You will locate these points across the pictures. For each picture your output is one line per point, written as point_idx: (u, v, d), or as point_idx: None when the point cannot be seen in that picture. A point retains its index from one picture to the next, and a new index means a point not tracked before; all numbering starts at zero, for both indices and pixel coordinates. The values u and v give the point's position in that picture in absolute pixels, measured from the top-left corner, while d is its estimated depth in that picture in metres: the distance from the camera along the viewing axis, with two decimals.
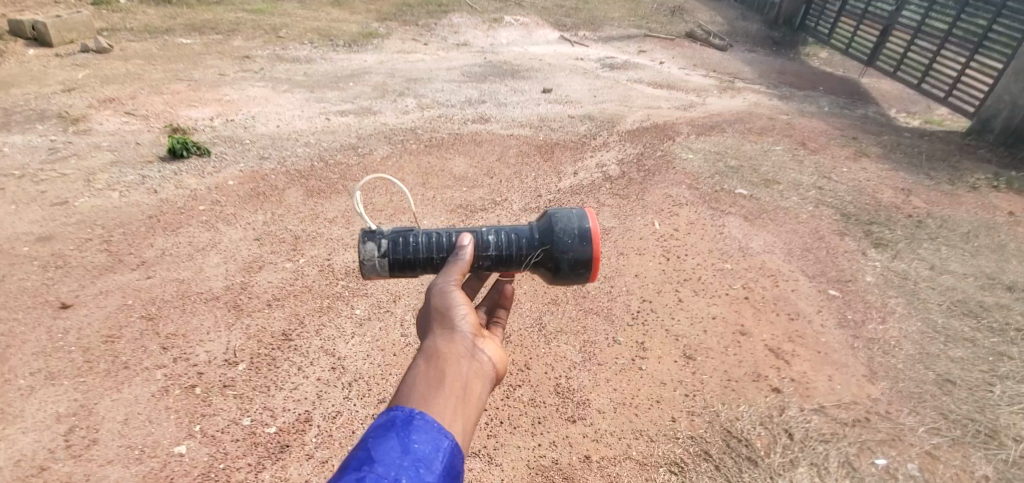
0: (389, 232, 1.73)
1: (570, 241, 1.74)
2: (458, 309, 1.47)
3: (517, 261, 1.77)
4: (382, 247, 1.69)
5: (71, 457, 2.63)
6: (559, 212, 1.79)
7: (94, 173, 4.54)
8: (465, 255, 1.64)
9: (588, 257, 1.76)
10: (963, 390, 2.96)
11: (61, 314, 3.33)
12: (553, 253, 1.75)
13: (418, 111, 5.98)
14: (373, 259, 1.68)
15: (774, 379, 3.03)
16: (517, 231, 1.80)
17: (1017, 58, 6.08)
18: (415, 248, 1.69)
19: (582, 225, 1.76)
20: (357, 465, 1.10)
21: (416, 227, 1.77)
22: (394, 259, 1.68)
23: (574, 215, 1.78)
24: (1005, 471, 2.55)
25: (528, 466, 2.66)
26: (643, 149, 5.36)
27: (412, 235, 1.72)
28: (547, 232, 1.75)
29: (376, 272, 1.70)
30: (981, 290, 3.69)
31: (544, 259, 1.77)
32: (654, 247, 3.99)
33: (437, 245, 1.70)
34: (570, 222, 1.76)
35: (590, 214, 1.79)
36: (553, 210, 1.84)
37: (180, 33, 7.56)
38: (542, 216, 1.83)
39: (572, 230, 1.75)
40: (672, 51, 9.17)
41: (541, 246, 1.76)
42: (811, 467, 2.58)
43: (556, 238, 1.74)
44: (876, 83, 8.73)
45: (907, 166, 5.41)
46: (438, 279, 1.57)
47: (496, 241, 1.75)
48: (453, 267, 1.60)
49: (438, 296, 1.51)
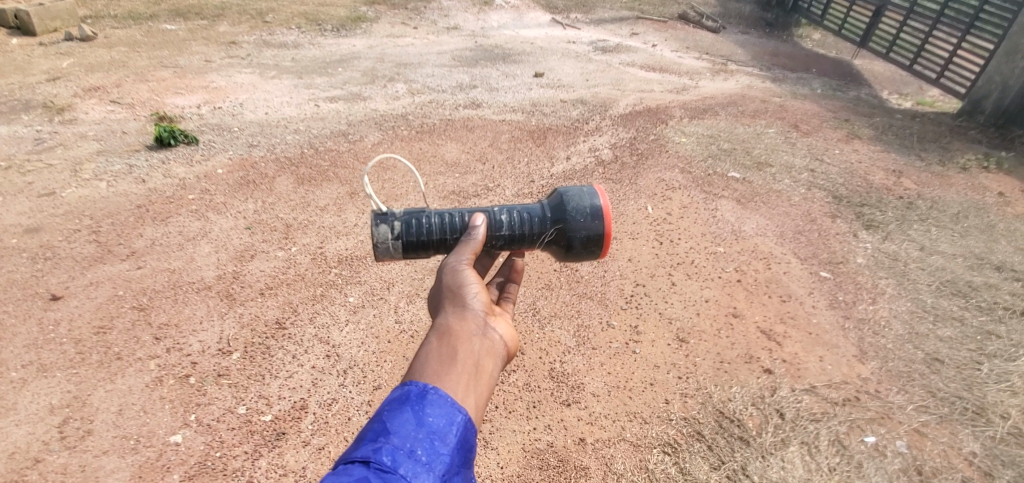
0: (401, 214, 1.70)
1: (583, 219, 1.75)
2: (470, 287, 1.47)
3: (530, 241, 1.77)
4: (396, 230, 1.67)
5: (66, 448, 2.62)
6: (569, 190, 1.79)
7: (80, 163, 4.48)
8: (478, 235, 1.63)
9: (600, 234, 1.76)
10: (951, 369, 3.00)
11: (52, 306, 3.31)
12: (565, 232, 1.75)
13: (408, 97, 5.92)
14: (387, 242, 1.66)
15: (766, 360, 3.05)
16: (528, 211, 1.79)
17: (1009, 38, 6.07)
18: (429, 230, 1.68)
19: (594, 202, 1.77)
20: (372, 437, 1.09)
21: (428, 208, 1.75)
22: (407, 241, 1.67)
23: (585, 192, 1.79)
24: (992, 448, 2.60)
25: (523, 450, 2.68)
26: (636, 133, 5.34)
27: (425, 217, 1.70)
28: (559, 211, 1.75)
29: (390, 255, 1.69)
30: (971, 270, 3.73)
31: (557, 238, 1.78)
32: (647, 231, 3.99)
33: (450, 227, 1.68)
34: (581, 200, 1.76)
35: (601, 191, 1.80)
36: (562, 189, 1.84)
37: (164, 18, 7.42)
38: (552, 195, 1.83)
39: (584, 208, 1.76)
40: (665, 33, 9.09)
41: (554, 225, 1.76)
42: (802, 446, 2.61)
43: (569, 217, 1.75)
44: (869, 64, 8.72)
45: (898, 148, 5.42)
46: (450, 258, 1.57)
47: (509, 221, 1.74)
48: (466, 246, 1.60)
49: (450, 274, 1.51)
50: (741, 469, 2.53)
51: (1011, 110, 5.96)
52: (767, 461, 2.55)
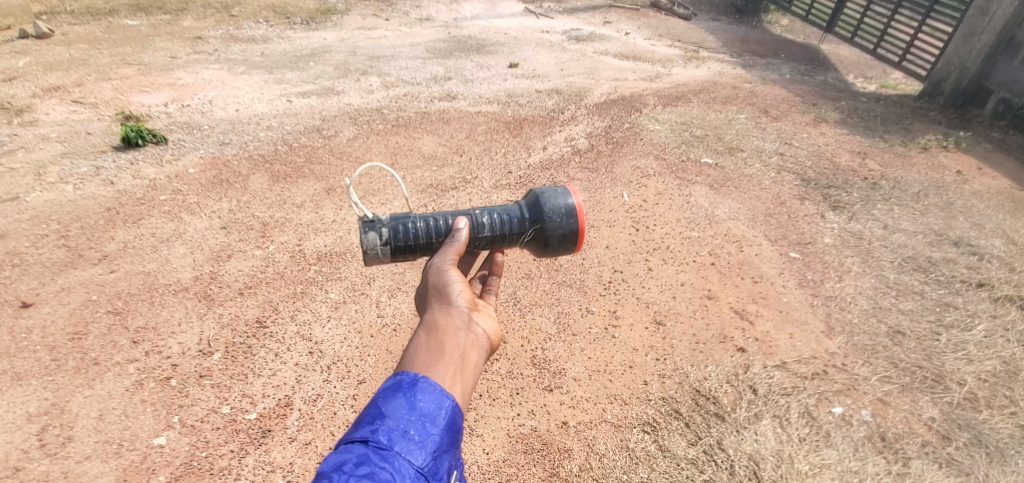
0: (388, 220, 1.72)
1: (559, 219, 1.81)
2: (455, 286, 1.51)
3: (510, 240, 1.82)
4: (383, 236, 1.69)
5: (47, 455, 2.60)
6: (545, 190, 1.85)
7: (44, 166, 4.36)
8: (461, 237, 1.67)
9: (575, 231, 1.83)
10: (912, 341, 3.14)
11: (23, 314, 3.24)
12: (543, 231, 1.81)
13: (383, 90, 5.89)
14: (376, 248, 1.69)
15: (739, 339, 3.16)
16: (507, 212, 1.84)
17: (965, 19, 6.23)
18: (415, 235, 1.70)
19: (568, 201, 1.83)
20: (370, 419, 1.16)
21: (413, 212, 1.77)
22: (396, 246, 1.70)
23: (561, 192, 1.85)
24: (950, 413, 2.76)
25: (507, 435, 2.74)
26: (611, 122, 5.41)
27: (411, 221, 1.73)
28: (536, 213, 1.82)
29: (379, 259, 1.72)
30: (930, 246, 3.90)
31: (535, 237, 1.83)
32: (624, 219, 4.07)
33: (435, 230, 1.72)
34: (557, 200, 1.82)
35: (574, 190, 1.85)
36: (535, 190, 1.89)
37: (124, 14, 7.22)
38: (526, 198, 1.88)
39: (559, 208, 1.81)
40: (637, 21, 9.16)
41: (532, 225, 1.82)
42: (774, 419, 2.72)
43: (545, 216, 1.80)
44: (835, 48, 8.92)
45: (862, 130, 5.60)
46: (435, 259, 1.61)
47: (490, 223, 1.79)
48: (450, 248, 1.64)
49: (435, 274, 1.55)
50: (717, 443, 2.63)
51: (968, 93, 6.25)
52: (741, 435, 2.65)
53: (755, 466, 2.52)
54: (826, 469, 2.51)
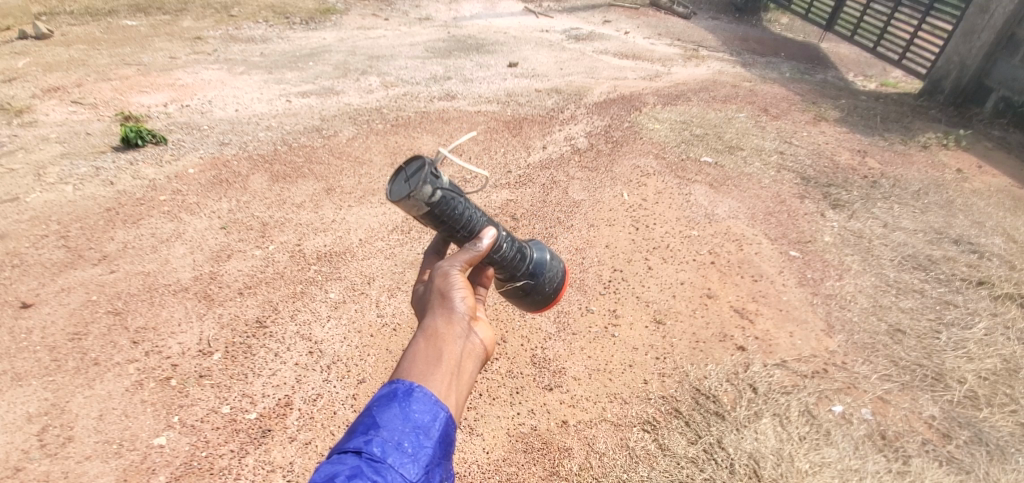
0: (446, 186, 1.59)
1: (546, 289, 1.92)
2: (459, 292, 1.49)
3: (508, 273, 1.82)
4: (435, 198, 1.54)
5: (46, 456, 2.60)
6: (550, 258, 1.95)
7: (43, 167, 4.36)
8: (482, 251, 1.62)
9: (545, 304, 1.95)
10: (912, 339, 3.14)
11: (23, 314, 3.24)
12: (530, 287, 1.88)
13: (382, 90, 5.88)
14: (420, 201, 1.53)
15: (739, 338, 3.15)
16: (521, 248, 1.85)
17: (965, 17, 6.23)
18: (456, 217, 1.62)
19: (557, 281, 1.96)
20: (363, 430, 1.16)
21: (463, 193, 1.66)
22: (433, 213, 1.57)
23: (558, 270, 1.97)
24: (951, 411, 2.76)
25: (507, 434, 2.74)
26: (611, 120, 5.41)
27: (460, 203, 1.63)
28: (537, 270, 1.88)
29: (409, 209, 1.55)
30: (930, 244, 3.90)
31: (522, 287, 1.87)
32: (623, 218, 4.06)
33: (467, 225, 1.65)
34: (554, 271, 1.95)
35: (565, 274, 2.01)
36: (540, 247, 1.97)
37: (123, 14, 7.21)
38: (533, 248, 1.93)
39: (551, 282, 1.93)
40: (637, 20, 9.15)
41: (528, 277, 1.86)
42: (774, 418, 2.72)
43: (540, 281, 1.89)
44: (835, 47, 8.92)
45: (862, 128, 5.60)
46: (445, 261, 1.56)
47: (506, 248, 1.77)
48: (464, 255, 1.58)
49: (441, 278, 1.51)
50: (716, 442, 2.63)
51: (968, 90, 6.23)
52: (740, 433, 2.65)
53: (754, 465, 2.52)
54: (826, 468, 2.50)
